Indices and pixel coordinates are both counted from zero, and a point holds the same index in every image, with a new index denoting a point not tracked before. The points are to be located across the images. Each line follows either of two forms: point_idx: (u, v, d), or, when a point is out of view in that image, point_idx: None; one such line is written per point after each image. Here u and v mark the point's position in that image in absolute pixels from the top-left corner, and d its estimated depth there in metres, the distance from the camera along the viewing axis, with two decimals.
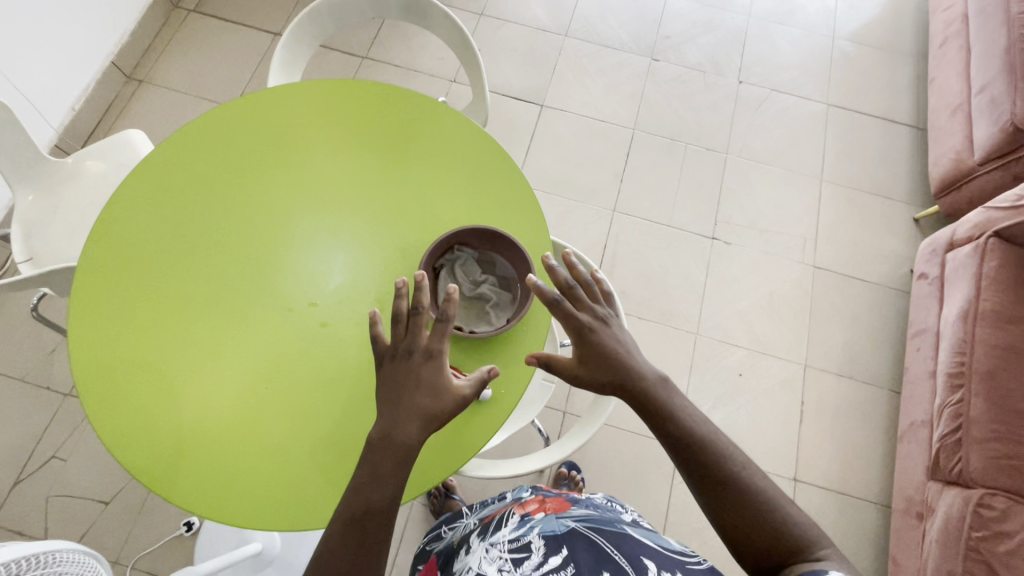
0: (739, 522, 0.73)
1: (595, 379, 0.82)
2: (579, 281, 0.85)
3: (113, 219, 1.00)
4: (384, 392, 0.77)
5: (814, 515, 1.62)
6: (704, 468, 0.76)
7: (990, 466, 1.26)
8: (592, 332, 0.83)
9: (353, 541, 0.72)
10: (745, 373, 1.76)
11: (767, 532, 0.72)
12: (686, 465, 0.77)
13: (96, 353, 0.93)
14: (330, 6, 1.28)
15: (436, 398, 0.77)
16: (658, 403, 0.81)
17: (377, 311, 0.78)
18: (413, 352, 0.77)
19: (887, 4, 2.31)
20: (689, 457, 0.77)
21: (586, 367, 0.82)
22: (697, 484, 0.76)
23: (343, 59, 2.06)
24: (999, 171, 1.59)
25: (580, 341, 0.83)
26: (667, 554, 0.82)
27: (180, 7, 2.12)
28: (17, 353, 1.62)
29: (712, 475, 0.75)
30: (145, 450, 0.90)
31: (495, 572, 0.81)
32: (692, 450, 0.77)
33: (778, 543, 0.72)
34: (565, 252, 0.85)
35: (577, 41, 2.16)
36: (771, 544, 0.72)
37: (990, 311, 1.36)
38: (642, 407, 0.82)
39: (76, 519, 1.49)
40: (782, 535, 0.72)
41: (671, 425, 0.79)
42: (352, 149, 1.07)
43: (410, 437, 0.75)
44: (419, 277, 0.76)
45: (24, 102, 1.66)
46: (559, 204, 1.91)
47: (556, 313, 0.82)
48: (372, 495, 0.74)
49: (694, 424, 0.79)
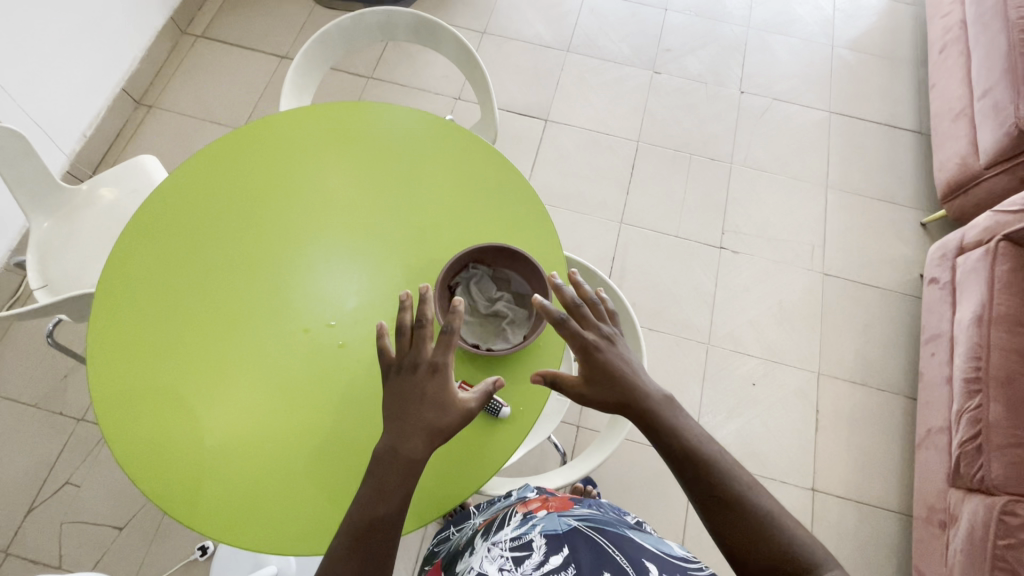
0: (749, 546, 0.71)
1: (602, 399, 0.81)
2: (585, 299, 0.86)
3: (130, 244, 1.01)
4: (388, 406, 0.77)
5: (834, 525, 1.60)
6: (707, 486, 0.75)
7: (1013, 472, 1.24)
8: (597, 351, 0.82)
9: (358, 556, 0.71)
10: (759, 382, 1.75)
11: (772, 555, 0.71)
12: (690, 485, 0.77)
13: (114, 378, 0.94)
14: (340, 30, 1.30)
15: (440, 412, 0.76)
16: (663, 423, 0.80)
17: (384, 324, 0.77)
18: (418, 365, 0.77)
19: (885, 12, 2.34)
20: (692, 476, 0.76)
21: (592, 387, 0.81)
22: (702, 503, 0.75)
23: (349, 80, 2.09)
24: (1006, 174, 1.59)
25: (585, 360, 0.82)
26: (667, 559, 0.80)
27: (187, 32, 2.16)
28: (31, 379, 1.63)
29: (715, 494, 0.75)
30: (162, 475, 0.89)
31: (495, 570, 0.79)
32: (695, 470, 0.76)
33: (783, 566, 0.70)
34: (570, 271, 0.86)
35: (579, 57, 2.19)
36: (777, 567, 0.70)
37: (1003, 315, 1.36)
38: (647, 426, 0.81)
39: (90, 545, 1.48)
40: (789, 558, 0.70)
41: (675, 443, 0.79)
42: (365, 170, 1.08)
43: (417, 451, 0.75)
44: (425, 290, 0.76)
45: (36, 129, 1.69)
46: (566, 217, 1.92)
47: (560, 331, 0.82)
48: (376, 510, 0.73)
49: (699, 440, 0.79)
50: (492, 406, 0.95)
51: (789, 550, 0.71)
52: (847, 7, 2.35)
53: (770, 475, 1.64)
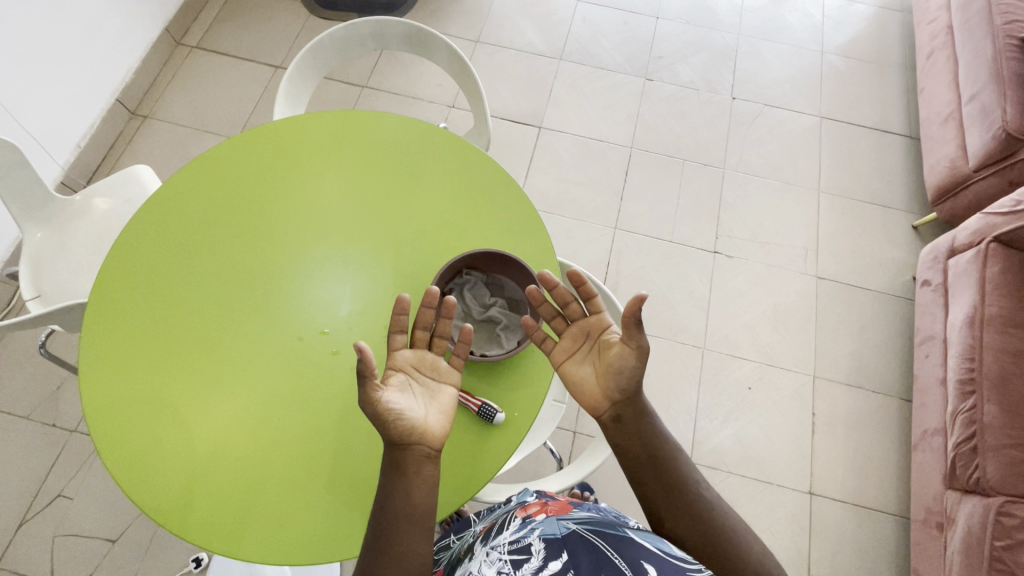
0: (705, 538, 0.78)
1: (636, 379, 0.82)
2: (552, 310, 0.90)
3: (124, 255, 1.01)
4: None
5: (832, 528, 1.60)
6: (697, 539, 0.78)
7: (1008, 474, 1.25)
8: (621, 330, 0.87)
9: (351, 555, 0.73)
10: (755, 386, 1.75)
11: (727, 545, 0.78)
12: (677, 536, 0.79)
13: (107, 391, 0.93)
14: (333, 40, 1.31)
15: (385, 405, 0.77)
16: (670, 469, 0.81)
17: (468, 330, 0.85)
18: (442, 354, 0.84)
19: (873, 18, 2.37)
20: (684, 526, 0.79)
21: (643, 360, 0.81)
22: (669, 500, 0.80)
23: (344, 89, 2.11)
24: (996, 177, 1.61)
25: (603, 344, 0.85)
26: (667, 555, 0.75)
27: (182, 43, 2.17)
28: (23, 392, 1.61)
29: (697, 535, 0.78)
30: (156, 485, 0.89)
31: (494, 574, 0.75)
32: (661, 467, 0.81)
33: (736, 552, 0.77)
34: (531, 287, 0.89)
35: (572, 64, 2.21)
36: (730, 559, 0.77)
37: (995, 316, 1.36)
38: (654, 465, 0.81)
39: (83, 561, 1.46)
40: (739, 547, 0.78)
41: (676, 490, 0.80)
42: (360, 177, 1.09)
43: (422, 455, 0.76)
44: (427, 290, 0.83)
45: (29, 140, 1.69)
46: (560, 223, 1.93)
47: (600, 307, 0.87)
48: None
49: (668, 444, 0.83)
50: (486, 412, 0.94)
51: (750, 559, 0.77)
52: (836, 15, 2.38)
53: (767, 479, 1.64)
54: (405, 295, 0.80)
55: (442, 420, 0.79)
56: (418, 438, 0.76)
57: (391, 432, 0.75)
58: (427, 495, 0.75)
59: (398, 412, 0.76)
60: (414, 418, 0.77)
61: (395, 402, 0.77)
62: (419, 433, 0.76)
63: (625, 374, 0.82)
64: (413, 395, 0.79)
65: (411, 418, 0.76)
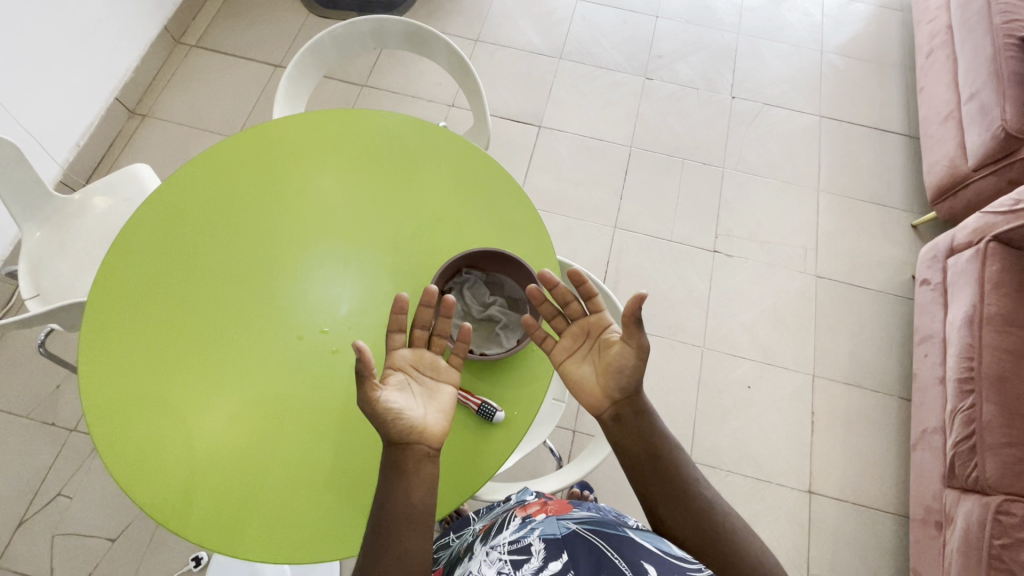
0: (704, 537, 0.78)
1: (636, 379, 0.82)
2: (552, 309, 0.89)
3: (124, 253, 1.01)
4: None
5: (831, 527, 1.61)
6: (696, 538, 0.78)
7: (1007, 473, 1.25)
8: (621, 329, 0.87)
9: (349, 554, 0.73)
10: (754, 385, 1.75)
11: (726, 544, 0.78)
12: (677, 535, 0.79)
13: (106, 390, 0.93)
14: (333, 38, 1.31)
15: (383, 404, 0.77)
16: (669, 468, 0.81)
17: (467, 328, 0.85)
18: (441, 353, 0.84)
19: (872, 17, 2.37)
20: (684, 525, 0.79)
21: (643, 359, 0.81)
22: (669, 499, 0.80)
23: (343, 88, 2.10)
24: (995, 176, 1.61)
25: (603, 343, 0.85)
26: (667, 555, 0.75)
27: (181, 42, 2.17)
28: (23, 391, 1.61)
29: (696, 534, 0.78)
30: (155, 484, 0.89)
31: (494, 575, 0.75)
32: (660, 466, 0.81)
33: (735, 551, 0.77)
34: (532, 287, 0.88)
35: (572, 64, 2.21)
36: (729, 558, 0.77)
37: (995, 315, 1.37)
38: (654, 464, 0.81)
39: (83, 560, 1.46)
40: (738, 546, 0.78)
41: (675, 489, 0.80)
42: (359, 176, 1.08)
43: (421, 455, 0.76)
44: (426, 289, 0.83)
45: (28, 139, 1.69)
46: (560, 222, 1.93)
47: (600, 306, 0.87)
48: None
49: (668, 443, 0.83)
50: (485, 411, 0.94)
51: (749, 558, 0.77)
52: (836, 14, 2.38)
53: (766, 478, 1.64)
54: (404, 295, 0.80)
55: (441, 418, 0.79)
56: (417, 438, 0.76)
57: (390, 432, 0.75)
58: (426, 494, 0.75)
59: (397, 412, 0.76)
60: (413, 417, 0.77)
61: (393, 401, 0.77)
62: (418, 432, 0.76)
63: (626, 374, 0.82)
64: (412, 394, 0.80)
65: (409, 417, 0.76)
